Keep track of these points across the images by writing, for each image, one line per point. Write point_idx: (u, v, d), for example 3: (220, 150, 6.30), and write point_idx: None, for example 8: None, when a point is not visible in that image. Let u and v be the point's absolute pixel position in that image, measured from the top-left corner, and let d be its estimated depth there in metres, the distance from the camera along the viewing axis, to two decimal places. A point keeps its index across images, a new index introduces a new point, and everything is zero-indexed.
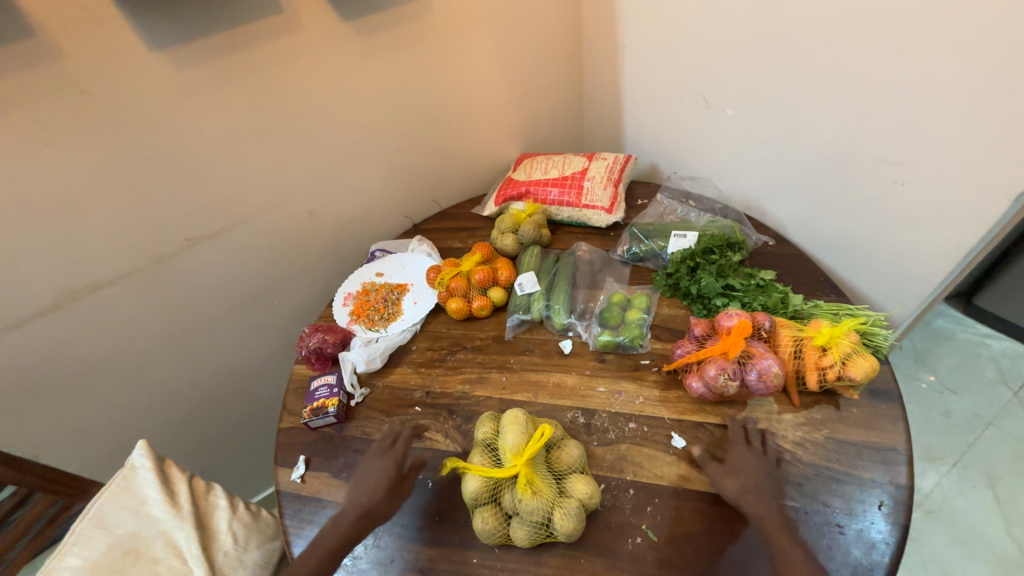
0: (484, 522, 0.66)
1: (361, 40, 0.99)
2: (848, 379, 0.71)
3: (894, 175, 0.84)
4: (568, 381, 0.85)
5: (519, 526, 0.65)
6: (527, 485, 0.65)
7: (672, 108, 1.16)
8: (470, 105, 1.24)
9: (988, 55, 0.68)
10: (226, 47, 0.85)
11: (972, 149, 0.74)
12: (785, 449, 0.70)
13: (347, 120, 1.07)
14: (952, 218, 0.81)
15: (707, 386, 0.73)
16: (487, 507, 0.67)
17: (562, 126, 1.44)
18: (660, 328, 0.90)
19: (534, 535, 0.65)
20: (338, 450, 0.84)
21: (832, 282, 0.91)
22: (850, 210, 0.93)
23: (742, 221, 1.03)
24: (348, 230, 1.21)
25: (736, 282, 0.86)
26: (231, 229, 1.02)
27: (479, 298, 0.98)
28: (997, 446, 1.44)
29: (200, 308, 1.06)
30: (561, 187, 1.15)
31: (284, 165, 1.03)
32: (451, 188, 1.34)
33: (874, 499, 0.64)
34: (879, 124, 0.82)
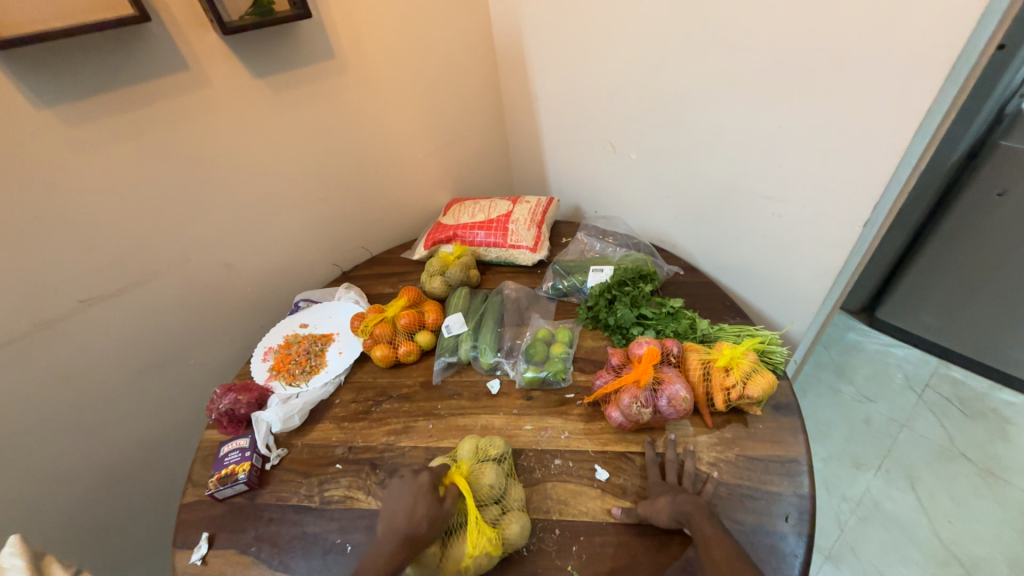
0: (517, 521, 0.65)
1: (276, 97, 1.01)
2: (750, 397, 0.75)
3: (771, 208, 0.95)
4: (495, 422, 0.84)
5: (514, 489, 0.71)
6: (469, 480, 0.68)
7: (586, 153, 1.26)
8: (395, 154, 1.27)
9: (817, 110, 0.80)
10: (126, 103, 0.84)
11: (828, 182, 0.85)
12: (702, 470, 0.72)
13: (263, 173, 1.06)
14: (823, 243, 0.91)
15: (624, 415, 0.75)
16: (503, 522, 0.66)
17: (490, 171, 1.51)
18: (583, 360, 0.92)
19: (519, 483, 0.73)
20: (248, 521, 0.77)
21: (736, 305, 0.98)
22: (743, 240, 1.03)
23: (653, 253, 1.11)
24: (270, 282, 1.17)
25: (648, 311, 0.91)
26: (133, 288, 0.96)
27: (405, 343, 0.97)
28: (912, 448, 1.55)
29: (97, 375, 0.96)
30: (487, 229, 1.19)
31: (195, 218, 1.00)
32: (381, 234, 1.35)
33: (782, 512, 0.66)
34: (754, 164, 0.93)
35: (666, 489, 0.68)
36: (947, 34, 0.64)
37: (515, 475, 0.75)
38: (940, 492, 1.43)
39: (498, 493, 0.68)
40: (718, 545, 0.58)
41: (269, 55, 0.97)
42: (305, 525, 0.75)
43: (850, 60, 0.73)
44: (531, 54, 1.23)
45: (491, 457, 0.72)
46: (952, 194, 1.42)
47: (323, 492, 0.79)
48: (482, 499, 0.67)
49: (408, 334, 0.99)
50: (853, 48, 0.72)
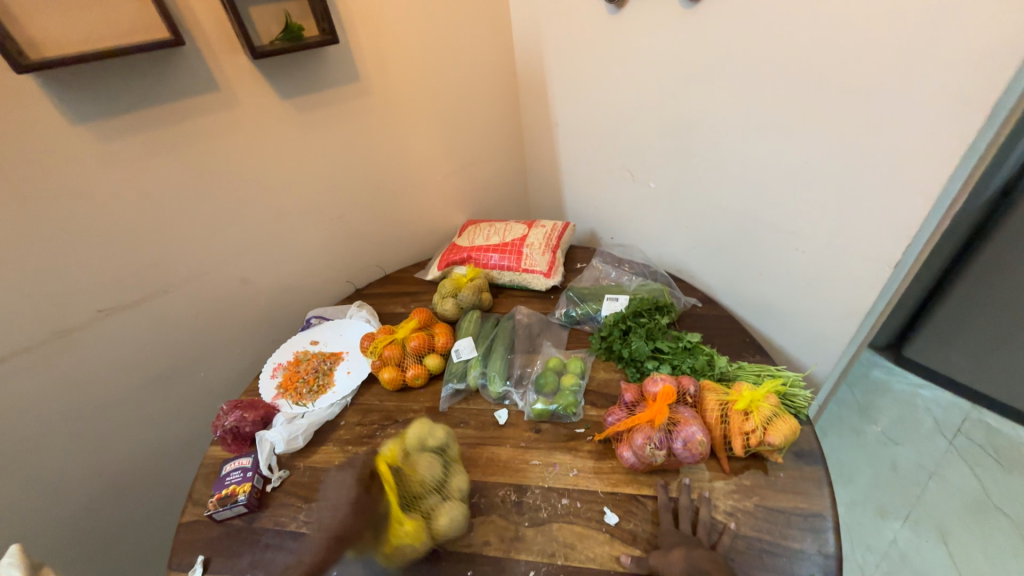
0: (449, 513, 0.68)
1: (301, 118, 1.04)
2: (771, 444, 0.71)
3: (795, 243, 0.92)
4: (501, 454, 0.82)
5: (454, 479, 0.72)
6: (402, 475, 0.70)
7: (604, 180, 1.25)
8: (414, 175, 1.29)
9: (845, 147, 0.78)
10: (158, 121, 0.87)
11: (856, 219, 0.82)
12: (718, 520, 0.68)
13: (284, 190, 1.08)
14: (850, 282, 0.87)
15: (636, 456, 0.72)
16: (434, 513, 0.68)
17: (507, 193, 1.52)
18: (595, 393, 0.89)
19: (461, 470, 0.75)
20: (244, 546, 0.75)
21: (756, 342, 0.94)
22: (764, 274, 1.00)
23: (671, 284, 1.09)
24: (284, 297, 1.18)
25: (664, 344, 0.88)
26: (151, 299, 0.98)
27: (414, 366, 0.95)
28: (943, 498, 1.45)
29: (110, 384, 0.97)
30: (501, 253, 1.18)
31: (215, 233, 1.01)
32: (396, 253, 1.35)
33: (805, 572, 0.62)
34: (779, 197, 0.91)
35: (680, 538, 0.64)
36: (987, 73, 0.62)
37: (457, 462, 0.77)
38: (974, 548, 1.34)
39: (434, 485, 0.70)
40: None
41: (297, 77, 0.99)
42: (301, 553, 0.73)
43: (881, 96, 0.71)
44: (552, 81, 1.24)
45: (431, 449, 0.74)
46: (986, 232, 1.37)
47: None
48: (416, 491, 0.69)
49: (417, 357, 0.97)
50: (885, 85, 0.70)
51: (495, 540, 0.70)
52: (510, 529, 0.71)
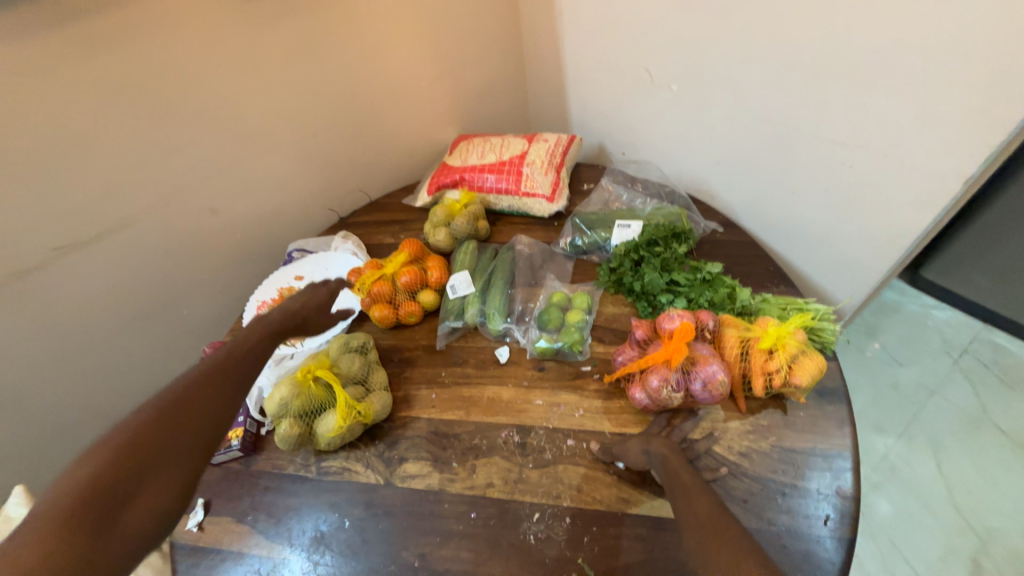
0: (380, 398, 0.75)
1: (246, 8, 0.85)
2: (795, 384, 0.65)
3: (842, 155, 0.78)
4: (503, 395, 0.77)
5: (377, 374, 0.79)
6: (329, 372, 0.74)
7: (616, 82, 1.07)
8: (393, 80, 1.10)
9: (918, 31, 0.62)
10: (65, 12, 0.69)
11: (922, 127, 0.68)
12: (732, 461, 0.65)
13: (241, 103, 0.92)
14: (900, 204, 0.76)
15: (650, 397, 0.67)
16: (366, 398, 0.75)
17: (503, 102, 1.33)
18: (603, 329, 0.82)
19: (381, 369, 0.82)
20: (243, 489, 0.74)
21: (781, 270, 0.85)
22: (798, 194, 0.88)
23: (689, 206, 0.97)
24: (261, 229, 1.07)
25: (681, 277, 0.79)
26: (109, 234, 0.87)
27: (409, 304, 0.88)
28: (940, 415, 1.47)
29: (87, 329, 0.90)
30: (498, 173, 1.04)
31: (169, 157, 0.88)
32: (381, 176, 1.21)
33: (820, 513, 0.59)
34: (828, 99, 0.75)
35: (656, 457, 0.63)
36: None
37: (379, 364, 0.83)
38: (962, 461, 1.38)
39: (362, 377, 0.77)
40: (699, 497, 0.56)
41: None
42: (302, 495, 0.72)
43: None
44: None
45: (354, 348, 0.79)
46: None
47: (320, 462, 0.75)
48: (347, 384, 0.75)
49: (411, 294, 0.89)
50: None
51: (498, 482, 0.68)
52: (515, 471, 0.69)
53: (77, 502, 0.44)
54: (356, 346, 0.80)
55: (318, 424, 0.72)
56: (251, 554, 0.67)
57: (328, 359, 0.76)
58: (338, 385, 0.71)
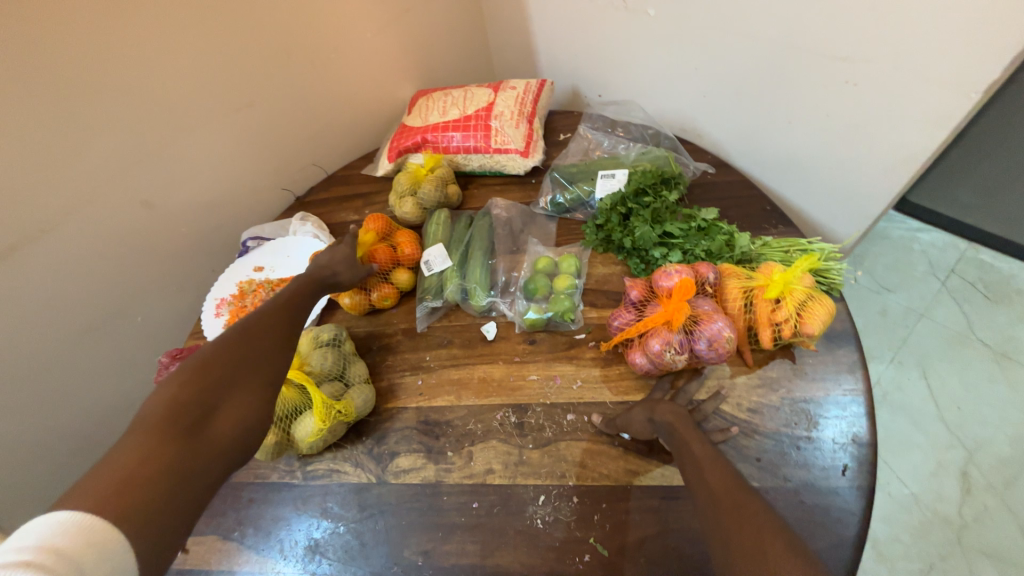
0: (361, 393, 0.69)
1: None
2: (805, 333, 0.61)
3: (845, 73, 0.70)
4: (494, 373, 0.72)
5: (355, 366, 0.72)
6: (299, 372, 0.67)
7: (584, 13, 0.95)
8: (333, 32, 0.96)
9: None
10: None
11: (932, 30, 0.60)
12: (742, 419, 0.61)
13: (155, 72, 0.79)
14: (908, 123, 0.69)
15: (652, 362, 0.62)
16: (345, 394, 0.68)
17: (462, 49, 1.19)
18: (595, 292, 0.76)
19: (360, 360, 0.75)
20: (227, 503, 0.68)
21: (778, 209, 0.79)
22: (794, 122, 0.80)
23: (677, 148, 0.89)
24: (207, 219, 0.96)
25: (674, 227, 0.73)
26: (27, 245, 0.75)
27: (384, 287, 0.80)
28: (926, 337, 1.48)
29: (29, 354, 0.80)
30: (464, 130, 0.94)
31: (80, 145, 0.75)
32: (336, 146, 1.09)
33: (837, 464, 0.57)
34: (827, 8, 0.66)
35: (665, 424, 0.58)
36: None
37: (355, 354, 0.76)
38: (949, 379, 1.40)
39: (338, 371, 0.70)
40: (712, 468, 0.52)
41: None
42: (290, 504, 0.67)
43: None
44: None
45: (325, 342, 0.72)
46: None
47: (305, 466, 0.69)
48: (322, 381, 0.68)
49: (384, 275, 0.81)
50: None
51: (498, 467, 0.64)
52: (514, 454, 0.64)
53: (165, 418, 0.46)
54: (328, 339, 0.72)
55: (295, 427, 0.66)
56: (243, 571, 0.63)
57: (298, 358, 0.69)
58: (312, 385, 0.64)
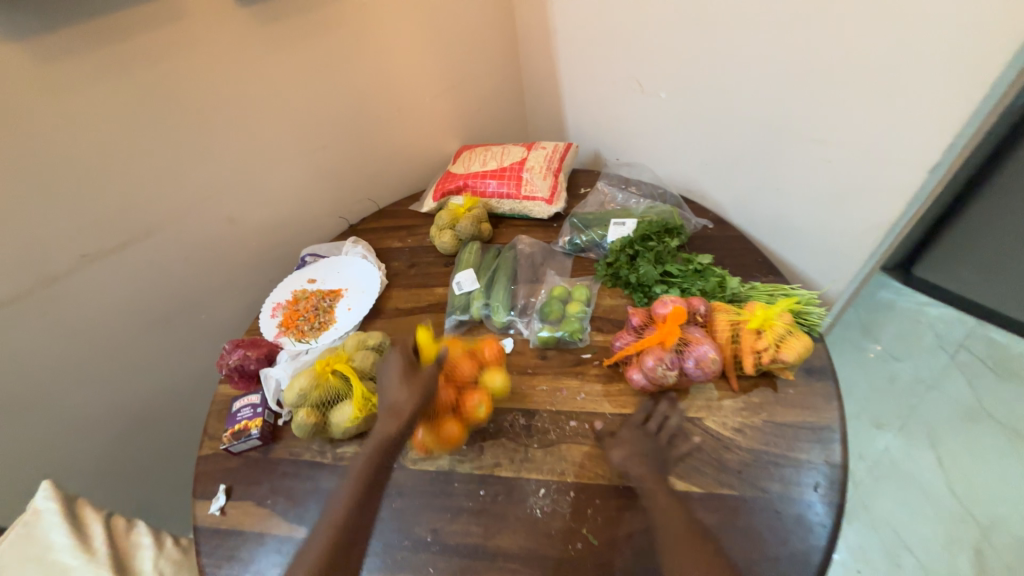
0: None
1: (264, 31, 0.93)
2: (782, 361, 0.70)
3: (821, 151, 0.84)
4: (508, 382, 0.81)
5: None
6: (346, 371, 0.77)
7: (608, 92, 1.14)
8: (400, 95, 1.18)
9: (889, 35, 0.68)
10: (104, 37, 0.77)
11: (888, 119, 0.74)
12: (726, 436, 0.68)
13: (259, 117, 0.99)
14: (878, 193, 0.81)
15: (647, 377, 0.71)
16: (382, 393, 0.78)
17: (503, 114, 1.40)
18: (601, 319, 0.87)
19: None
20: (263, 474, 0.78)
21: (768, 261, 0.90)
22: (782, 190, 0.93)
23: (681, 205, 1.03)
24: (275, 235, 1.13)
25: (674, 268, 0.85)
26: (135, 241, 0.93)
27: (476, 391, 0.74)
28: (937, 409, 1.48)
29: (112, 329, 0.96)
30: (500, 179, 1.11)
31: (192, 168, 0.95)
32: (389, 186, 1.28)
33: (811, 481, 0.63)
34: (804, 100, 0.82)
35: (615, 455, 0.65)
36: None
37: None
38: (960, 453, 1.39)
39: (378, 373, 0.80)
40: (676, 515, 0.59)
41: None
42: (318, 480, 0.75)
43: None
44: None
45: (369, 346, 0.83)
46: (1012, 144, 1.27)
47: (335, 448, 0.78)
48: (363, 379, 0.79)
49: (473, 379, 0.76)
50: None
51: (505, 461, 0.72)
52: (520, 451, 0.72)
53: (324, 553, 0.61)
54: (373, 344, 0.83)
55: (335, 415, 0.76)
56: (271, 534, 0.71)
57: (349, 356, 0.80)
58: (355, 377, 0.76)
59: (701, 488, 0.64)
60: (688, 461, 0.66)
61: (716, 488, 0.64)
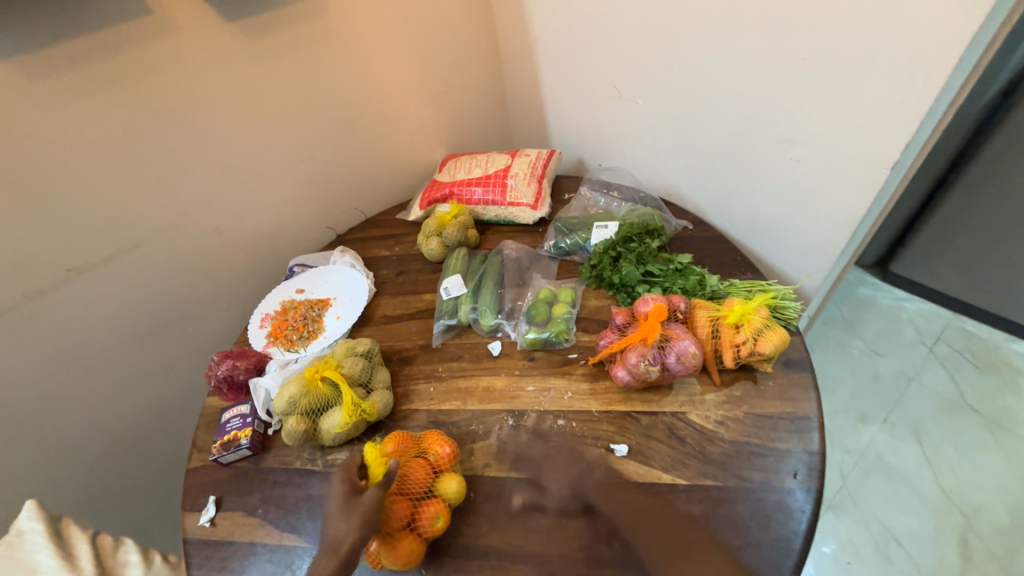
0: (381, 397, 0.79)
1: (251, 46, 0.95)
2: (761, 353, 0.72)
3: (790, 152, 0.88)
4: (496, 384, 0.83)
5: (379, 374, 0.83)
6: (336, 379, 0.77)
7: (588, 100, 1.18)
8: (385, 107, 1.20)
9: (848, 41, 0.72)
10: (92, 53, 0.79)
11: (851, 120, 0.78)
12: (709, 429, 0.70)
13: (246, 130, 1.01)
14: (846, 190, 0.84)
15: (631, 373, 0.73)
16: (372, 399, 0.79)
17: (487, 123, 1.43)
18: (587, 320, 0.89)
19: (385, 369, 0.87)
20: (253, 485, 0.77)
21: (747, 259, 0.93)
22: (757, 190, 0.97)
23: (661, 208, 1.06)
24: (263, 246, 1.14)
25: (655, 268, 0.87)
26: (121, 256, 0.93)
27: (430, 504, 0.63)
28: (920, 401, 1.51)
29: (98, 344, 0.95)
30: (484, 186, 1.13)
31: (179, 181, 0.95)
32: (376, 195, 1.29)
33: (791, 469, 0.65)
34: (773, 104, 0.86)
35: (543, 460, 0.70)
36: None
37: (381, 365, 0.88)
38: (943, 442, 1.42)
39: (367, 380, 0.81)
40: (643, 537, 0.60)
41: None
42: (309, 487, 0.75)
43: None
44: None
45: (359, 353, 0.83)
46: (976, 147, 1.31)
47: (325, 455, 0.79)
48: (352, 386, 0.79)
49: (427, 490, 0.65)
50: None
51: (495, 461, 0.73)
52: (510, 451, 0.73)
53: None
54: (363, 351, 0.84)
55: (323, 422, 0.75)
56: (262, 543, 0.71)
57: (340, 363, 0.80)
58: (345, 384, 0.76)
59: (688, 481, 0.66)
60: (675, 458, 0.68)
61: (700, 479, 0.65)
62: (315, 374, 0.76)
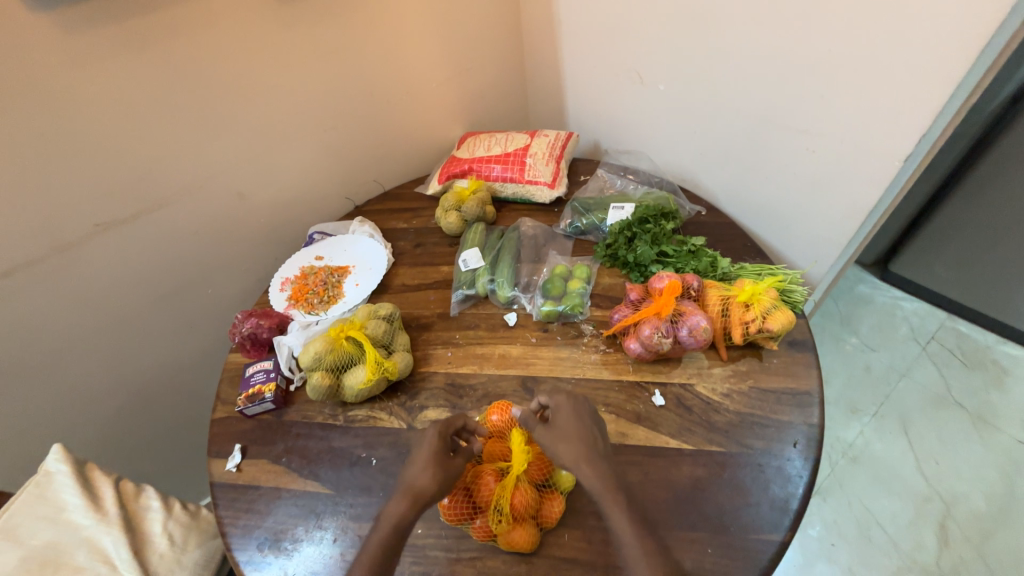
0: (402, 357, 0.83)
1: (281, 12, 0.95)
2: (768, 331, 0.76)
3: (805, 142, 0.90)
4: (512, 351, 0.86)
5: (399, 337, 0.86)
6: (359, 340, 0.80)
7: (608, 84, 1.19)
8: (407, 80, 1.21)
9: (870, 36, 0.74)
10: (125, 10, 0.80)
11: (867, 113, 0.81)
12: (715, 400, 0.74)
13: (272, 96, 1.02)
14: (857, 182, 0.87)
15: (643, 345, 0.76)
16: (394, 359, 0.82)
17: (505, 103, 1.44)
18: (600, 296, 0.92)
19: (405, 333, 0.89)
20: (277, 435, 0.81)
21: (756, 245, 0.97)
22: (770, 178, 1.00)
23: (676, 193, 1.09)
24: (283, 213, 1.16)
25: (669, 249, 0.90)
26: (147, 213, 0.95)
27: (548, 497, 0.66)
28: (910, 395, 1.56)
29: (123, 298, 0.98)
30: (504, 163, 1.15)
31: (205, 143, 0.97)
32: (394, 168, 1.31)
33: (791, 439, 0.69)
34: (792, 95, 0.88)
35: (549, 422, 0.67)
36: None
37: (402, 329, 0.90)
38: (930, 435, 1.47)
39: (388, 341, 0.84)
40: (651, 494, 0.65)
41: None
42: (331, 440, 0.79)
43: None
44: None
45: (381, 316, 0.86)
46: (982, 150, 1.33)
47: (346, 411, 0.82)
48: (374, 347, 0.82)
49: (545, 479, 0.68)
50: None
51: None
52: None
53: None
54: (384, 314, 0.86)
55: (347, 379, 0.79)
56: (287, 489, 0.75)
57: (362, 325, 0.83)
58: (368, 344, 0.79)
59: (693, 446, 0.70)
60: (682, 425, 0.72)
61: (706, 445, 0.69)
62: (339, 334, 0.80)
